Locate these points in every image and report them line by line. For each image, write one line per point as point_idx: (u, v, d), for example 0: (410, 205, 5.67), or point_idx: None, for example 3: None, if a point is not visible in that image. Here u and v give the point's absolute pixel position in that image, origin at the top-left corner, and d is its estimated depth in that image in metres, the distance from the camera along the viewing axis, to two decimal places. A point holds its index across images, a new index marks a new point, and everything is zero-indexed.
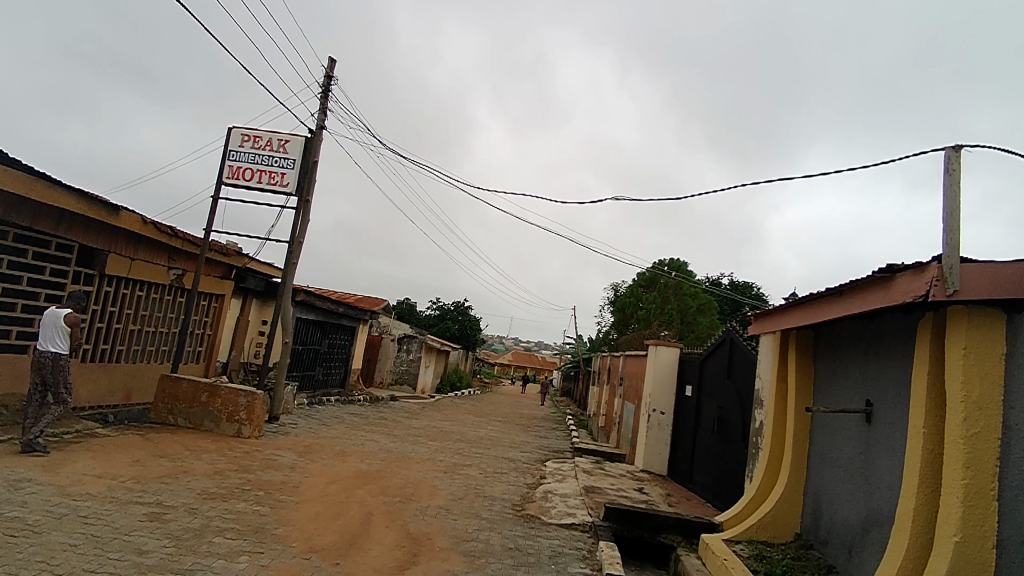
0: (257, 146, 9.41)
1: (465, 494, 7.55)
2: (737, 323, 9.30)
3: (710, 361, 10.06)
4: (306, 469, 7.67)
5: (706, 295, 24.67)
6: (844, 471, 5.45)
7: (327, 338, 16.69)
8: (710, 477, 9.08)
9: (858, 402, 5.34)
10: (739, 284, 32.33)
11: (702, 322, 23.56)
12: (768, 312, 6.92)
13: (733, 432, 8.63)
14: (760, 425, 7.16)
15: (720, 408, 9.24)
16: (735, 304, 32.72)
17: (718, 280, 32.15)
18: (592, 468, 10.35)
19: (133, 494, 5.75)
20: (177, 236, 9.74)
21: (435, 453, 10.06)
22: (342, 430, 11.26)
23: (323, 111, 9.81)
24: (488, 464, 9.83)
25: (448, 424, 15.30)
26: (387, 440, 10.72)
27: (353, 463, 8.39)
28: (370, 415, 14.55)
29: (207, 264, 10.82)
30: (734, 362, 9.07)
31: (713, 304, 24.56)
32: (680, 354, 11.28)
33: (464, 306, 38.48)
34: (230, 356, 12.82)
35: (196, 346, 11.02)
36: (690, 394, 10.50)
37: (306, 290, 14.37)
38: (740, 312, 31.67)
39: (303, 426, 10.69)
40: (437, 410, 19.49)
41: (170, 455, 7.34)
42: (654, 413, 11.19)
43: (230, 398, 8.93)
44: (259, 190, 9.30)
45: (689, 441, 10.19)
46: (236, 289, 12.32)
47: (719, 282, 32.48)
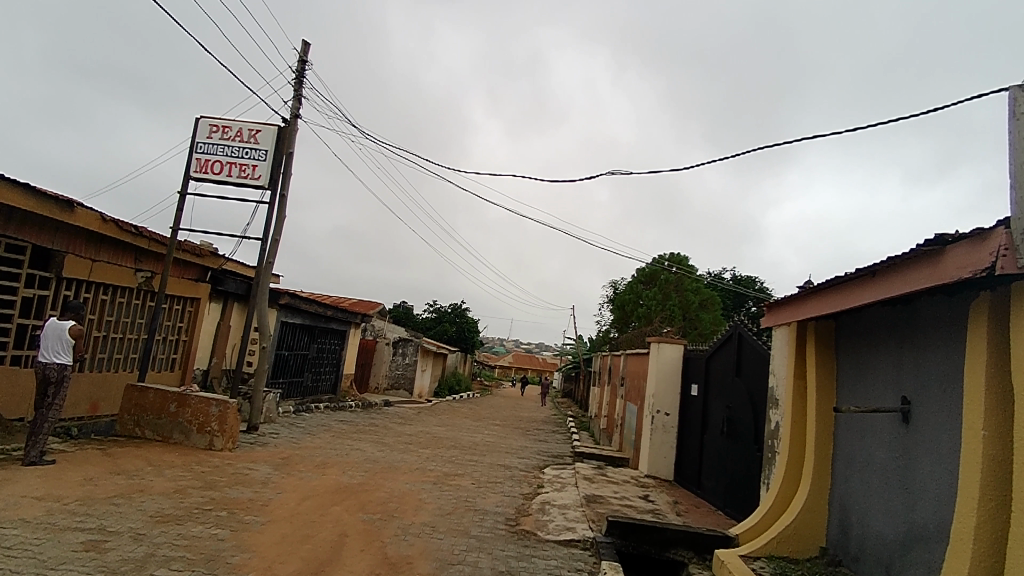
0: (227, 137, 8.78)
1: (454, 508, 6.88)
2: (745, 317, 8.65)
3: (716, 357, 9.41)
4: (279, 484, 7.01)
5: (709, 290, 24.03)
6: (878, 478, 4.81)
7: (316, 343, 16.03)
8: (721, 483, 8.43)
9: (892, 399, 4.69)
10: (742, 278, 31.64)
11: (706, 317, 22.90)
12: (781, 302, 6.27)
13: (745, 434, 7.97)
14: (775, 426, 6.51)
15: (729, 409, 8.59)
16: (738, 299, 32.05)
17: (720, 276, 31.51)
18: (593, 474, 9.68)
19: (73, 519, 5.09)
20: (141, 236, 9.13)
21: (425, 462, 9.40)
22: (327, 439, 10.61)
23: (297, 98, 9.15)
24: (481, 472, 9.18)
25: (443, 430, 14.64)
26: (374, 449, 10.06)
27: (333, 476, 7.74)
28: (361, 421, 13.88)
29: (178, 265, 10.20)
30: (744, 358, 8.42)
31: (716, 299, 23.90)
32: (684, 351, 10.61)
33: (462, 308, 37.82)
34: (211, 363, 12.17)
35: (170, 352, 10.39)
36: (696, 393, 9.83)
37: (291, 293, 13.73)
38: (744, 307, 31.02)
39: (284, 436, 10.04)
40: (432, 415, 18.80)
41: (127, 471, 6.69)
42: (659, 415, 10.50)
43: (201, 408, 8.31)
44: (229, 184, 8.67)
45: (697, 443, 9.54)
46: (213, 292, 11.69)
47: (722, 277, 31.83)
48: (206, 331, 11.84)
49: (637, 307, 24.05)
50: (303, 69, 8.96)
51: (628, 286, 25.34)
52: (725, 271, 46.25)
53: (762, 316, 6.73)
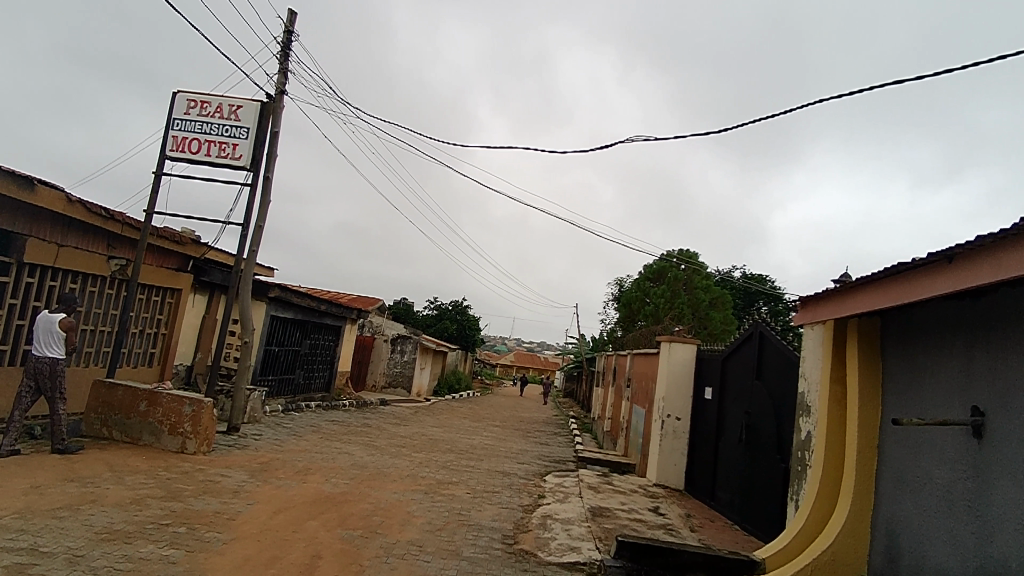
0: (206, 113, 8.09)
1: (446, 523, 6.18)
2: (767, 315, 7.95)
3: (732, 359, 8.71)
4: (251, 494, 6.33)
5: (719, 288, 23.31)
6: (938, 501, 4.11)
7: (309, 339, 15.36)
8: (739, 495, 7.75)
9: (959, 409, 3.99)
10: (751, 275, 30.82)
11: (715, 316, 22.17)
12: (819, 296, 5.55)
13: (769, 444, 7.25)
14: (807, 436, 5.80)
15: (748, 414, 7.91)
16: (747, 298, 31.26)
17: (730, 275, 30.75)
18: (598, 483, 8.97)
19: (3, 537, 4.42)
20: (114, 219, 8.45)
21: (418, 469, 8.70)
22: (314, 441, 9.94)
23: (283, 71, 8.44)
24: (478, 480, 8.48)
25: (440, 432, 13.93)
26: (364, 453, 9.40)
27: (314, 485, 7.05)
28: (353, 421, 13.20)
29: (156, 253, 9.52)
30: (766, 359, 7.73)
31: (726, 297, 23.16)
32: (697, 351, 9.88)
33: (463, 305, 37.08)
34: (195, 359, 11.52)
35: (147, 347, 9.72)
36: (711, 397, 9.13)
37: (281, 286, 13.03)
38: (754, 307, 30.30)
39: (267, 438, 9.37)
40: (430, 415, 18.11)
41: (82, 478, 6.02)
42: (669, 419, 9.75)
43: (172, 408, 7.63)
44: (207, 164, 7.98)
45: (710, 451, 8.85)
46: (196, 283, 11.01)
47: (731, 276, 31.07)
48: (189, 325, 11.17)
49: (644, 305, 23.29)
50: (289, 41, 8.27)
51: (634, 284, 24.59)
52: (733, 270, 45.43)
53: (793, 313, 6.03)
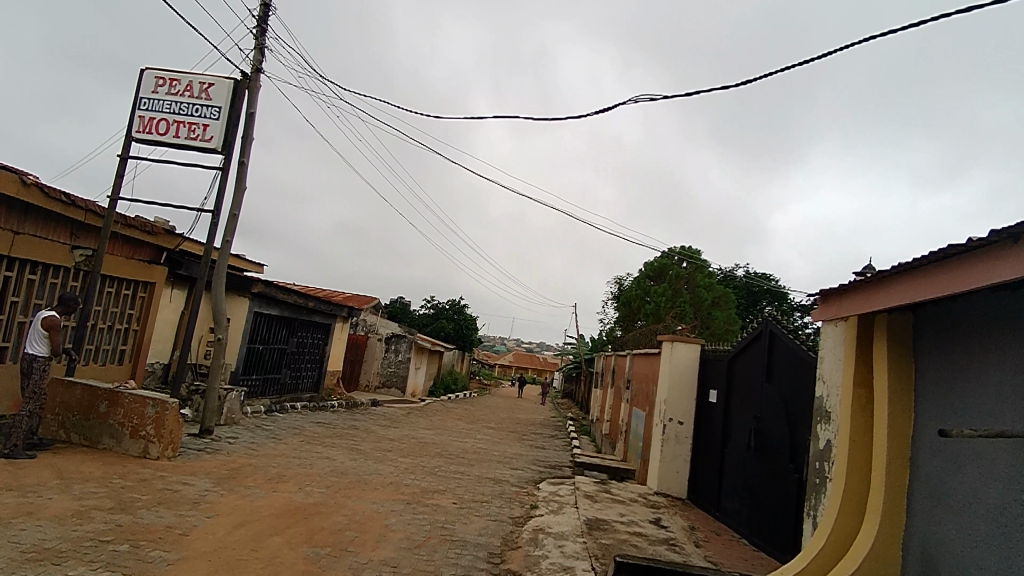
0: (175, 92, 7.53)
1: (426, 539, 5.60)
2: (778, 313, 7.37)
3: (739, 359, 8.14)
4: (213, 505, 5.74)
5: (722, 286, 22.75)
6: (989, 525, 3.52)
7: (296, 336, 14.78)
8: (748, 507, 7.18)
9: (1015, 418, 3.41)
10: (755, 274, 30.27)
11: (718, 316, 21.58)
12: (842, 289, 4.97)
13: (782, 452, 6.69)
14: (826, 445, 5.23)
15: (758, 419, 7.34)
16: (751, 297, 30.85)
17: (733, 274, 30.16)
18: (596, 491, 8.39)
19: None
20: (76, 206, 7.90)
21: (402, 475, 8.11)
22: (294, 444, 9.36)
23: (259, 48, 7.87)
24: (466, 488, 7.89)
25: (431, 434, 13.34)
26: (346, 457, 8.82)
27: (285, 494, 6.45)
28: (340, 423, 12.61)
29: (127, 244, 8.94)
30: (777, 360, 7.16)
31: (730, 296, 22.60)
32: (701, 351, 9.31)
33: (460, 304, 36.45)
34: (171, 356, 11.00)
35: (117, 344, 9.15)
36: (716, 400, 8.55)
37: (265, 280, 12.42)
38: (757, 306, 29.76)
39: (242, 442, 8.78)
40: (423, 417, 17.51)
41: (22, 487, 5.43)
42: (672, 423, 9.18)
43: (134, 409, 7.05)
44: (175, 146, 7.41)
45: (716, 458, 8.28)
46: (171, 276, 10.43)
47: (734, 275, 30.51)
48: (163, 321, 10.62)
49: (644, 304, 22.69)
50: (266, 15, 7.69)
51: (635, 282, 24.02)
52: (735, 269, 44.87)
53: (811, 309, 5.45)
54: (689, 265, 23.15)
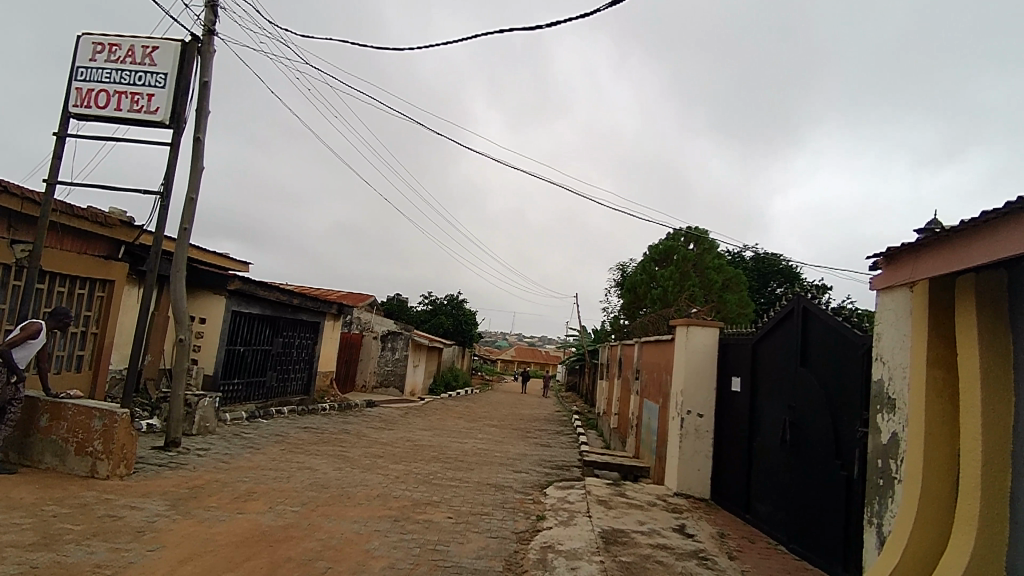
0: (116, 59, 6.60)
1: (413, 567, 4.69)
2: (812, 287, 6.45)
3: (765, 342, 7.24)
4: (160, 535, 4.84)
5: (732, 268, 21.89)
6: None
7: (281, 337, 13.85)
8: (785, 509, 6.33)
9: None
10: (764, 255, 29.30)
11: (729, 298, 20.66)
12: (913, 248, 4.05)
13: (826, 447, 5.79)
14: (891, 440, 4.34)
15: (791, 410, 6.46)
16: (760, 279, 30.01)
17: (742, 256, 29.26)
18: (609, 496, 7.50)
19: None
20: (11, 194, 6.96)
21: (391, 486, 7.19)
22: (273, 454, 8.46)
23: (211, 5, 6.93)
24: (464, 498, 6.98)
25: (428, 436, 12.46)
26: (330, 467, 7.92)
27: (250, 517, 5.53)
28: (329, 427, 11.70)
29: (77, 238, 8.06)
30: (813, 341, 6.25)
31: (740, 277, 21.73)
32: (722, 335, 8.35)
33: (458, 299, 35.49)
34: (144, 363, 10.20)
35: (72, 349, 8.29)
36: (741, 390, 7.65)
37: (243, 277, 11.44)
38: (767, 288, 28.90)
39: (213, 453, 7.89)
40: (422, 416, 16.62)
41: None
42: (690, 416, 8.24)
43: (79, 422, 6.13)
44: (117, 121, 6.50)
45: (743, 452, 7.41)
46: (132, 273, 9.52)
47: (742, 257, 29.59)
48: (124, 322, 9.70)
49: (651, 288, 21.74)
50: None
51: (640, 267, 23.07)
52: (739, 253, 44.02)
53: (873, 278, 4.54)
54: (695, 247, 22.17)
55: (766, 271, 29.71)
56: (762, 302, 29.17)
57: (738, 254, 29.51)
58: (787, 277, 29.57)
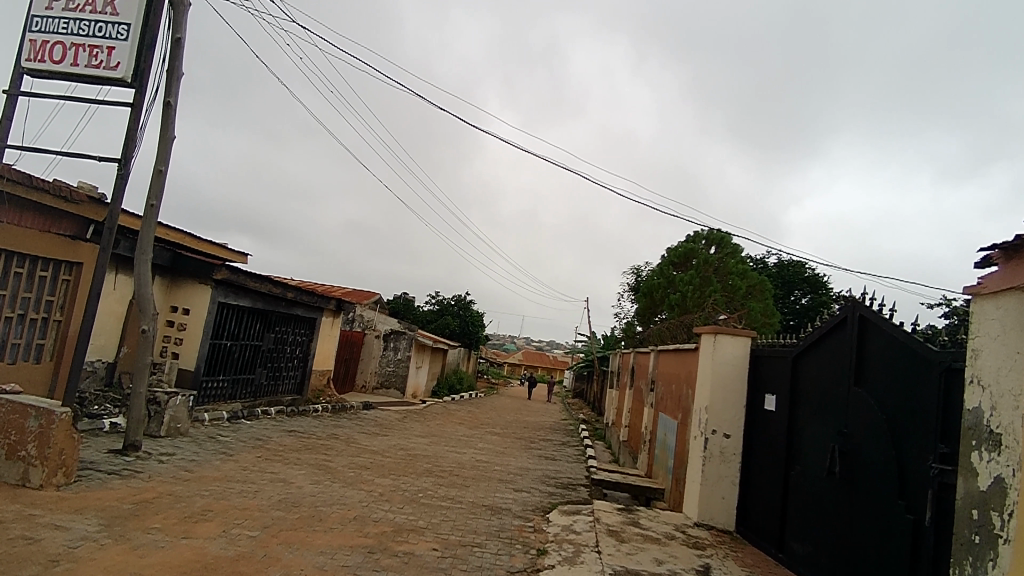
0: (75, 7, 5.81)
1: None
2: (870, 292, 5.49)
3: (809, 354, 6.29)
4: (75, 567, 3.97)
5: (756, 274, 20.84)
6: None
7: (273, 332, 13.02)
8: (830, 552, 5.39)
9: None
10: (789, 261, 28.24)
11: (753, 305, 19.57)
12: None
13: (887, 484, 4.84)
14: (993, 489, 3.38)
15: (842, 435, 5.51)
16: (784, 286, 28.84)
17: (765, 263, 28.12)
18: (622, 525, 6.53)
19: None
20: None
21: (372, 506, 6.28)
22: (246, 462, 7.61)
23: None
24: (455, 524, 6.04)
25: (425, 445, 11.56)
26: (306, 480, 7.04)
27: (196, 543, 4.66)
28: (317, 432, 10.86)
29: (39, 214, 7.28)
30: (871, 356, 5.29)
31: (764, 284, 20.64)
32: (755, 346, 7.37)
33: (465, 300, 34.59)
34: (120, 355, 9.75)
35: (32, 338, 7.51)
36: (777, 409, 6.69)
37: (231, 267, 10.64)
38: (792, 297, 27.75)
39: (177, 460, 7.04)
40: (420, 422, 15.74)
41: None
42: (716, 436, 7.27)
43: (13, 422, 5.32)
44: (73, 78, 5.72)
45: (777, 479, 6.47)
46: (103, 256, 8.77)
47: (765, 264, 28.48)
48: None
49: (670, 293, 20.72)
50: None
51: (657, 270, 22.08)
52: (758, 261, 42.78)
53: (983, 280, 3.58)
54: (716, 252, 21.18)
55: (791, 279, 28.61)
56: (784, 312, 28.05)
57: (760, 260, 28.41)
58: (813, 286, 28.43)
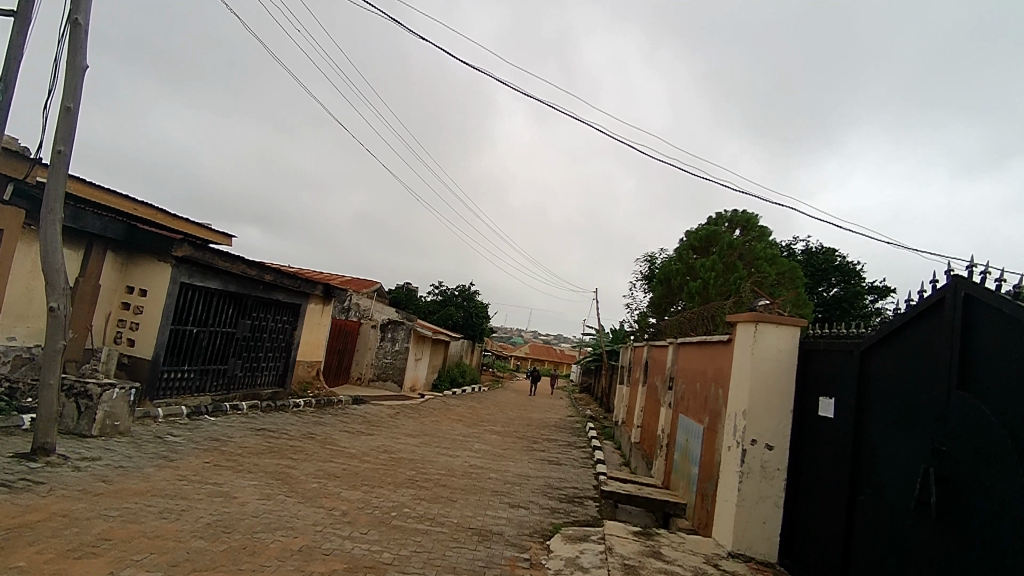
0: None
1: None
2: (977, 264, 4.13)
3: (885, 347, 4.92)
4: None
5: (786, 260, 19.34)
6: None
7: (250, 318, 11.78)
8: None
9: None
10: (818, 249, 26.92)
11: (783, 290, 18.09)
12: None
13: (1011, 523, 3.49)
14: None
15: (937, 454, 4.15)
16: (813, 276, 27.36)
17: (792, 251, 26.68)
18: (640, 559, 5.17)
19: None
20: None
21: (327, 532, 4.99)
22: (187, 468, 6.37)
23: None
24: (430, 558, 4.74)
25: (413, 446, 10.30)
26: (254, 494, 5.78)
27: None
28: (291, 430, 9.62)
29: None
30: (981, 350, 3.94)
31: (795, 270, 19.12)
32: (808, 338, 6.00)
33: (469, 290, 33.28)
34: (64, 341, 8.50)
35: None
36: (838, 417, 5.33)
37: (193, 241, 9.38)
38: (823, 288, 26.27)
39: (97, 467, 5.81)
40: (414, 418, 14.50)
41: None
42: (755, 448, 5.93)
43: None
44: None
45: (839, 506, 5.11)
46: (26, 225, 7.53)
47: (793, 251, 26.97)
48: (17, 285, 7.66)
49: (690, 280, 19.33)
50: None
51: (676, 255, 20.70)
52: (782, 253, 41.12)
53: None
54: (742, 235, 19.91)
55: (821, 268, 27.15)
56: (813, 302, 26.55)
57: (788, 248, 26.90)
58: (845, 275, 26.91)
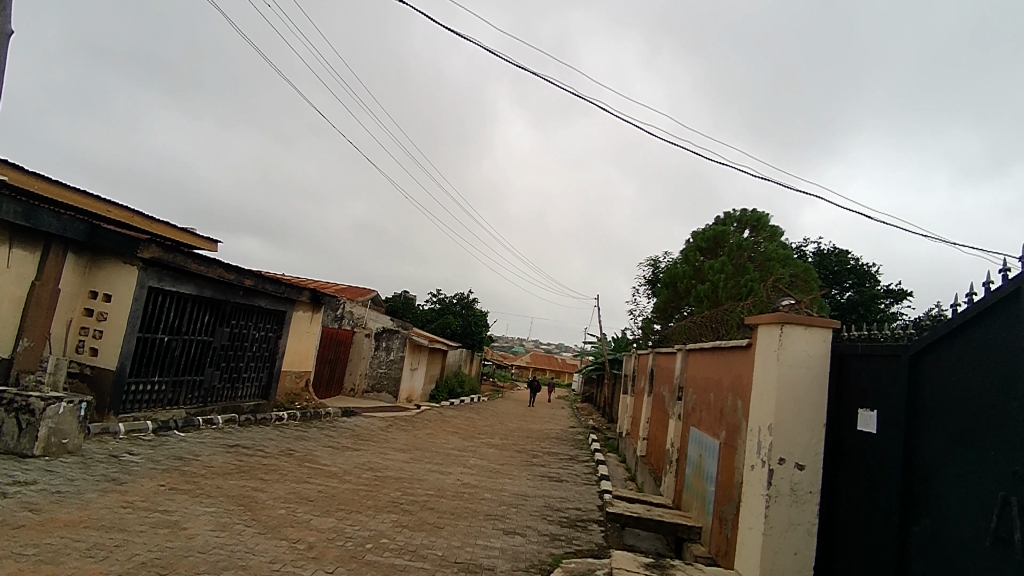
0: None
1: None
2: None
3: (941, 350, 4.17)
4: None
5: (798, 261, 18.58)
6: None
7: (229, 326, 11.04)
8: None
9: None
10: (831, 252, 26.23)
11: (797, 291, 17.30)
12: None
13: None
14: None
15: (1016, 479, 3.40)
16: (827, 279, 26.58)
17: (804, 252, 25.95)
18: None
19: None
20: None
21: (285, 573, 4.22)
22: (137, 492, 5.60)
23: None
24: None
25: (402, 462, 9.51)
26: (208, 524, 5.01)
27: None
28: (268, 446, 8.85)
29: None
30: None
31: (809, 271, 18.36)
32: (842, 341, 5.25)
33: (468, 298, 32.48)
34: (18, 351, 7.77)
35: None
36: (884, 433, 4.57)
37: (162, 242, 8.67)
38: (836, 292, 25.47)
39: (27, 493, 5.05)
40: (407, 432, 13.70)
41: None
42: (784, 468, 5.17)
43: None
44: None
45: (888, 540, 4.34)
46: None
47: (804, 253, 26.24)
48: None
49: (698, 283, 18.59)
50: None
51: (682, 258, 20.00)
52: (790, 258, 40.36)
53: None
54: (752, 235, 19.20)
55: (837, 270, 26.39)
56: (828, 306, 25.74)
57: (800, 250, 26.16)
58: (859, 278, 26.17)
